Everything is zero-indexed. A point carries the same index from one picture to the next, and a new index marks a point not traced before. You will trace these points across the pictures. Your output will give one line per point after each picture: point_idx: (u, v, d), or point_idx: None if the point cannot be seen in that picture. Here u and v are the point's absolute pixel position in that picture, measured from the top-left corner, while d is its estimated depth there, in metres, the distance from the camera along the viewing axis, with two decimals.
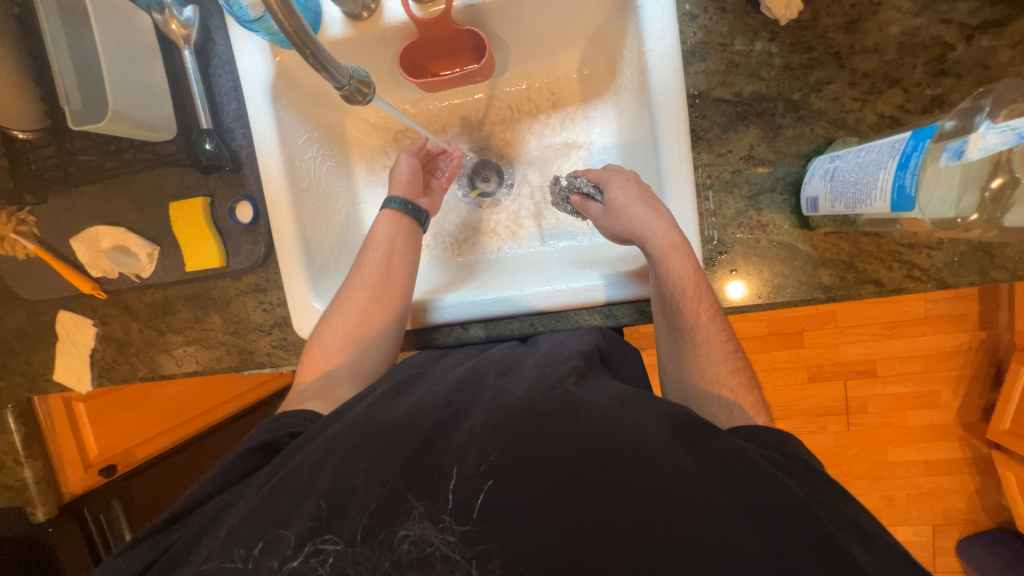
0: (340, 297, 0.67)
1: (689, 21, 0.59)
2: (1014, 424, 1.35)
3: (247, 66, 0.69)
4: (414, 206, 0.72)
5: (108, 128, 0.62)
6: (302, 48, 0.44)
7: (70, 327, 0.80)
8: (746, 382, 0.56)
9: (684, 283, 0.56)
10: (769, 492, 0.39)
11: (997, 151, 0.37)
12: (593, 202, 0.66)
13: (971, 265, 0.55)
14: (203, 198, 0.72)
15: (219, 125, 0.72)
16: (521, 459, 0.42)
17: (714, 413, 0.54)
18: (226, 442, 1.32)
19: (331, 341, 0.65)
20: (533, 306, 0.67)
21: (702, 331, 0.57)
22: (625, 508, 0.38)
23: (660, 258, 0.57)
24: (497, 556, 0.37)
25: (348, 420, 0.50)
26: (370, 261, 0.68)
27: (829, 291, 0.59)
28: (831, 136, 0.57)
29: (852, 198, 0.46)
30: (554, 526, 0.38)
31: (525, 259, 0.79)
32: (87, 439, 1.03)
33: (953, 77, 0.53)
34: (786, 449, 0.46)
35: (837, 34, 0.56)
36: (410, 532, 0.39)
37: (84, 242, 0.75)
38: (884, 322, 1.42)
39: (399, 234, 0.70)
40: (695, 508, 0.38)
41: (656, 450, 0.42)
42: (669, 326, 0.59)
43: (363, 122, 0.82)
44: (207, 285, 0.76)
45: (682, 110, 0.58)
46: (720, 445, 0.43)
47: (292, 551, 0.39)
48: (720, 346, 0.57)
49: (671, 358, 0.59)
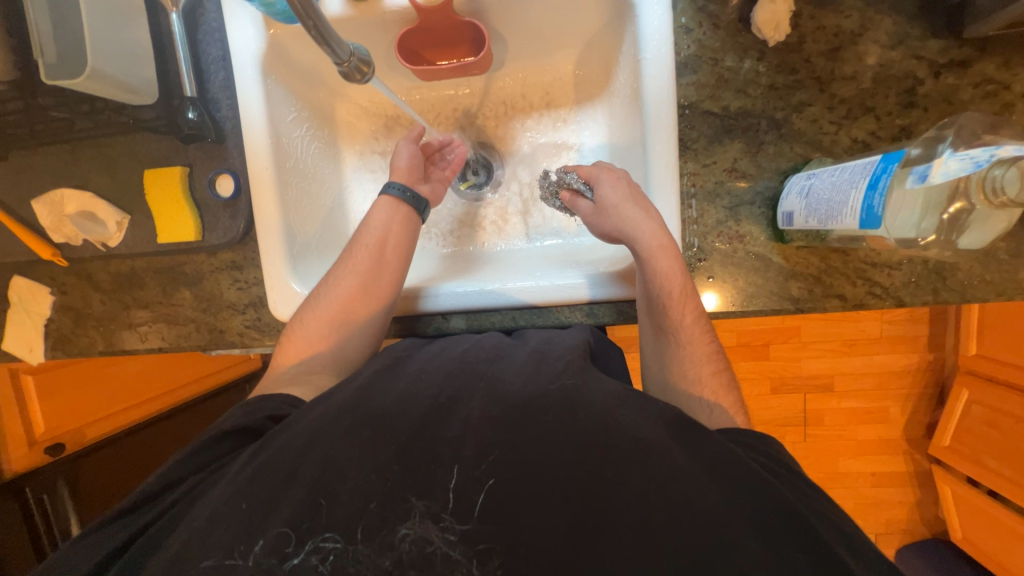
0: (328, 282, 0.66)
1: (684, 34, 0.61)
2: (953, 441, 1.45)
3: (237, 36, 0.67)
4: (413, 194, 0.71)
5: (85, 85, 0.59)
6: (305, 19, 0.43)
7: (24, 294, 0.76)
8: (726, 383, 0.58)
9: (671, 284, 0.58)
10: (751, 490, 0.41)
11: (957, 177, 0.40)
12: (583, 199, 0.67)
13: (925, 286, 0.59)
14: (181, 167, 0.70)
15: (203, 94, 0.70)
16: (522, 452, 0.43)
17: (694, 412, 0.56)
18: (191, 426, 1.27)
19: (313, 323, 0.64)
20: (519, 302, 0.68)
21: (686, 332, 0.59)
22: (615, 504, 0.40)
23: (648, 258, 0.58)
24: (497, 556, 0.38)
25: (335, 404, 0.50)
26: (362, 248, 0.67)
27: (797, 303, 0.62)
28: (808, 156, 0.60)
29: (825, 214, 0.49)
30: (555, 520, 0.39)
31: (512, 255, 0.79)
32: (33, 415, 1.00)
33: (920, 109, 0.57)
34: (767, 450, 0.48)
35: (820, 60, 0.59)
36: (410, 530, 0.39)
37: (47, 204, 0.71)
38: (844, 339, 1.50)
39: (393, 222, 0.69)
40: (685, 500, 0.39)
41: (638, 446, 0.43)
42: (654, 326, 0.60)
43: (355, 105, 0.81)
44: (179, 259, 0.73)
45: (672, 119, 0.60)
46: (708, 442, 0.45)
47: (292, 549, 0.38)
48: (703, 348, 0.59)
49: (654, 357, 0.61)
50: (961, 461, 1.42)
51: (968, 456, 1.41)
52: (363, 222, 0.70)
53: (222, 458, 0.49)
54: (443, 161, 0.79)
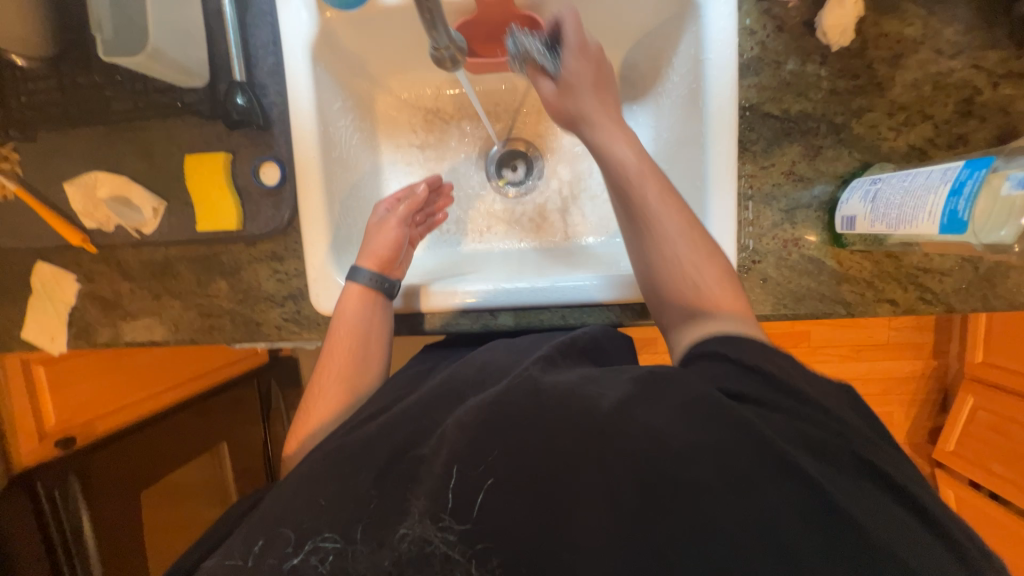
0: (313, 389, 0.62)
1: (747, 35, 0.61)
2: (958, 446, 1.49)
3: (288, 19, 0.64)
4: (390, 282, 0.67)
5: (142, 64, 0.56)
6: (425, 12, 0.41)
7: (48, 280, 0.74)
8: (710, 253, 0.55)
9: (628, 163, 0.58)
10: (805, 473, 0.36)
11: None
12: (545, 79, 0.64)
13: (975, 292, 0.60)
14: (224, 153, 0.67)
15: (251, 79, 0.67)
16: (491, 442, 0.40)
17: (690, 299, 0.54)
18: (190, 433, 1.25)
19: (314, 417, 0.60)
20: (510, 297, 0.67)
21: (653, 210, 0.56)
22: (595, 488, 0.38)
23: (604, 147, 0.60)
24: (497, 556, 0.37)
25: (402, 410, 0.47)
26: (340, 349, 0.63)
27: (849, 306, 0.62)
28: (866, 161, 0.60)
29: (896, 219, 0.49)
30: (524, 511, 0.38)
31: (501, 257, 0.79)
32: (45, 407, 0.95)
33: (978, 118, 0.58)
34: (769, 371, 0.43)
35: (881, 66, 0.59)
36: (410, 531, 0.38)
37: (79, 188, 0.69)
38: (851, 345, 1.53)
39: (370, 313, 0.66)
40: (671, 467, 0.37)
41: (612, 416, 0.40)
42: (623, 212, 0.59)
43: (394, 98, 0.81)
44: (216, 248, 0.71)
45: (733, 121, 0.60)
46: (687, 394, 0.41)
47: (293, 550, 0.39)
48: (675, 223, 0.55)
49: (632, 244, 0.59)
50: (967, 465, 1.46)
51: (973, 460, 1.44)
52: (333, 318, 0.66)
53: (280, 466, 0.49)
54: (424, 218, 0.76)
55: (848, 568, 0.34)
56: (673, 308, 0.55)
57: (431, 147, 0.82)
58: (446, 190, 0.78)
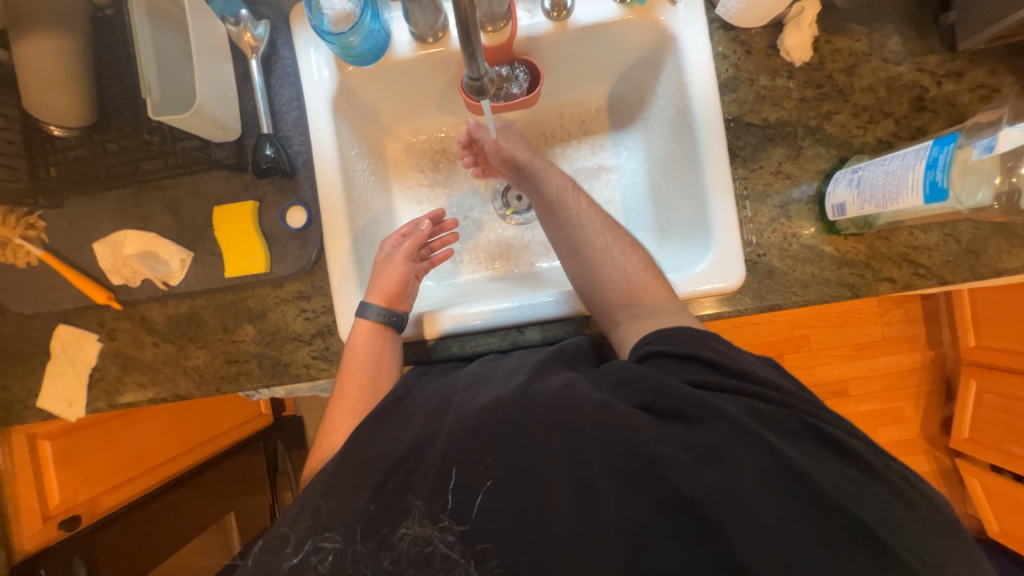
0: (326, 429, 0.63)
1: (722, 60, 0.70)
2: (973, 433, 1.50)
3: (310, 76, 0.71)
4: (398, 316, 0.68)
5: (187, 122, 0.61)
6: (468, 43, 0.45)
7: (69, 343, 0.73)
8: (631, 244, 0.68)
9: (560, 184, 0.73)
10: (765, 440, 0.46)
11: (1021, 142, 0.46)
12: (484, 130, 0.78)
13: (962, 264, 0.66)
14: (252, 202, 0.71)
15: (276, 132, 0.72)
16: (492, 442, 0.49)
17: (623, 285, 0.64)
18: (197, 506, 1.18)
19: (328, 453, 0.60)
20: (505, 317, 0.70)
21: (584, 214, 0.71)
22: (578, 478, 0.47)
23: (539, 173, 0.75)
24: (494, 556, 0.46)
25: (416, 437, 0.53)
26: (352, 386, 0.64)
27: (853, 288, 0.67)
28: (843, 156, 0.67)
29: (882, 199, 0.55)
30: (508, 503, 0.47)
31: (499, 282, 0.83)
32: (50, 484, 0.90)
33: (930, 112, 0.66)
34: (713, 358, 0.52)
35: (840, 76, 0.68)
36: (410, 531, 0.48)
37: (108, 247, 0.71)
38: (850, 343, 1.58)
39: (380, 352, 0.67)
40: (641, 447, 0.46)
41: (591, 412, 0.49)
42: (558, 222, 0.72)
43: (402, 143, 0.87)
44: (243, 293, 0.72)
45: (720, 130, 0.67)
46: (662, 381, 0.50)
47: (291, 550, 0.50)
48: (601, 222, 0.70)
49: (569, 250, 0.70)
50: (987, 451, 1.46)
51: (993, 445, 1.45)
52: (344, 355, 0.68)
53: (337, 500, 0.51)
54: (427, 254, 0.77)
55: (792, 509, 0.43)
56: (611, 295, 0.65)
57: (439, 185, 0.88)
58: (450, 225, 0.79)
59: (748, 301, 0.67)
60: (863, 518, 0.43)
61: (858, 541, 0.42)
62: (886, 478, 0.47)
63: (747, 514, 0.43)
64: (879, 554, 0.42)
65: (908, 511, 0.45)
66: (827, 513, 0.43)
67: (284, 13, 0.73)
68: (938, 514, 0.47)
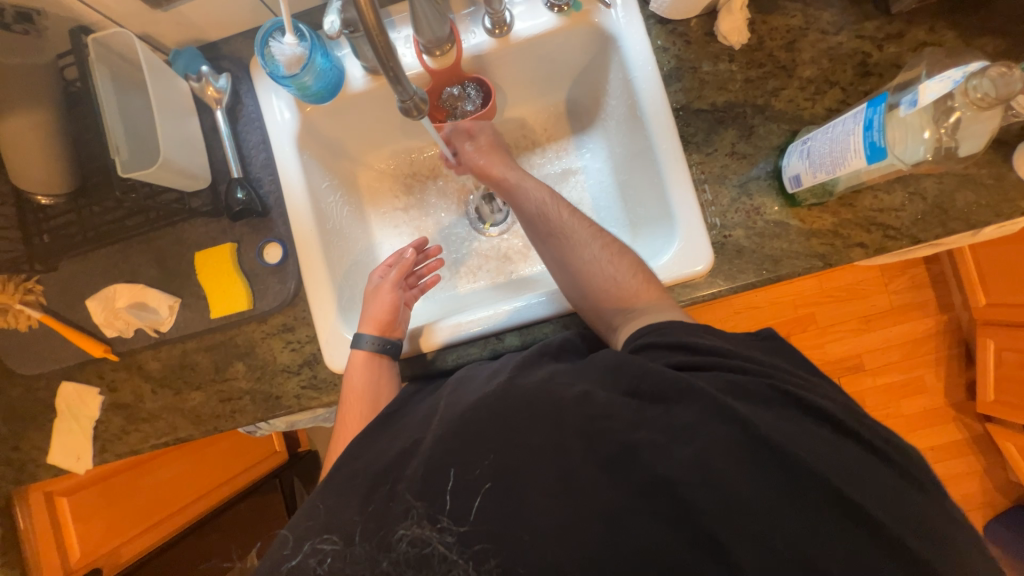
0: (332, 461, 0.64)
1: (663, 52, 0.72)
2: (999, 394, 1.43)
3: (275, 119, 0.75)
4: (392, 342, 0.69)
5: (155, 176, 0.65)
6: (386, 64, 0.46)
7: (72, 399, 0.76)
8: (617, 250, 0.68)
9: (542, 198, 0.73)
10: (738, 418, 0.45)
11: (942, 93, 0.48)
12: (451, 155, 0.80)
13: (933, 221, 0.65)
14: (230, 244, 0.74)
15: (247, 175, 0.76)
16: (481, 439, 0.49)
17: (612, 293, 0.64)
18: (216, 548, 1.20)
19: None
20: (488, 328, 0.72)
21: (568, 225, 0.70)
22: (567, 468, 0.46)
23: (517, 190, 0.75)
24: (493, 556, 0.45)
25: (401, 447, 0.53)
26: (353, 417, 0.65)
27: (824, 257, 0.66)
28: (795, 130, 0.68)
29: (831, 164, 0.55)
30: (496, 498, 0.47)
31: (484, 295, 0.84)
32: (69, 539, 0.93)
33: (876, 75, 0.67)
34: (698, 345, 0.52)
35: (780, 53, 0.69)
36: (408, 532, 0.48)
37: (102, 301, 0.74)
38: (856, 316, 1.55)
39: (378, 380, 0.68)
40: (624, 435, 0.46)
41: (563, 405, 0.49)
42: (544, 235, 0.71)
43: (374, 171, 0.90)
44: (230, 331, 0.75)
45: (669, 120, 0.68)
46: (645, 370, 0.50)
47: (289, 551, 0.51)
48: (585, 231, 0.69)
49: (557, 263, 0.69)
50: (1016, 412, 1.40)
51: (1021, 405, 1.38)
52: (343, 386, 0.69)
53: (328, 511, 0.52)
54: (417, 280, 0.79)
55: (770, 479, 0.43)
56: (605, 304, 0.64)
57: (413, 207, 0.90)
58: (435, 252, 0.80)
59: (721, 282, 0.67)
60: (841, 482, 0.42)
61: (839, 500, 0.42)
62: (864, 437, 0.46)
63: (728, 490, 0.42)
64: (862, 514, 0.42)
65: (887, 469, 0.45)
66: (807, 481, 0.42)
67: (244, 64, 0.77)
68: (923, 471, 0.46)
